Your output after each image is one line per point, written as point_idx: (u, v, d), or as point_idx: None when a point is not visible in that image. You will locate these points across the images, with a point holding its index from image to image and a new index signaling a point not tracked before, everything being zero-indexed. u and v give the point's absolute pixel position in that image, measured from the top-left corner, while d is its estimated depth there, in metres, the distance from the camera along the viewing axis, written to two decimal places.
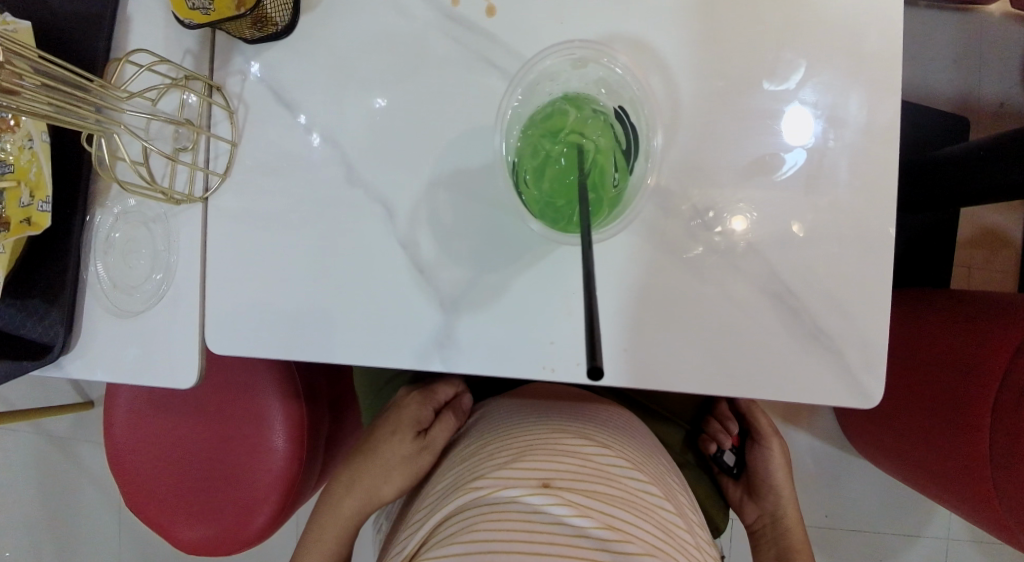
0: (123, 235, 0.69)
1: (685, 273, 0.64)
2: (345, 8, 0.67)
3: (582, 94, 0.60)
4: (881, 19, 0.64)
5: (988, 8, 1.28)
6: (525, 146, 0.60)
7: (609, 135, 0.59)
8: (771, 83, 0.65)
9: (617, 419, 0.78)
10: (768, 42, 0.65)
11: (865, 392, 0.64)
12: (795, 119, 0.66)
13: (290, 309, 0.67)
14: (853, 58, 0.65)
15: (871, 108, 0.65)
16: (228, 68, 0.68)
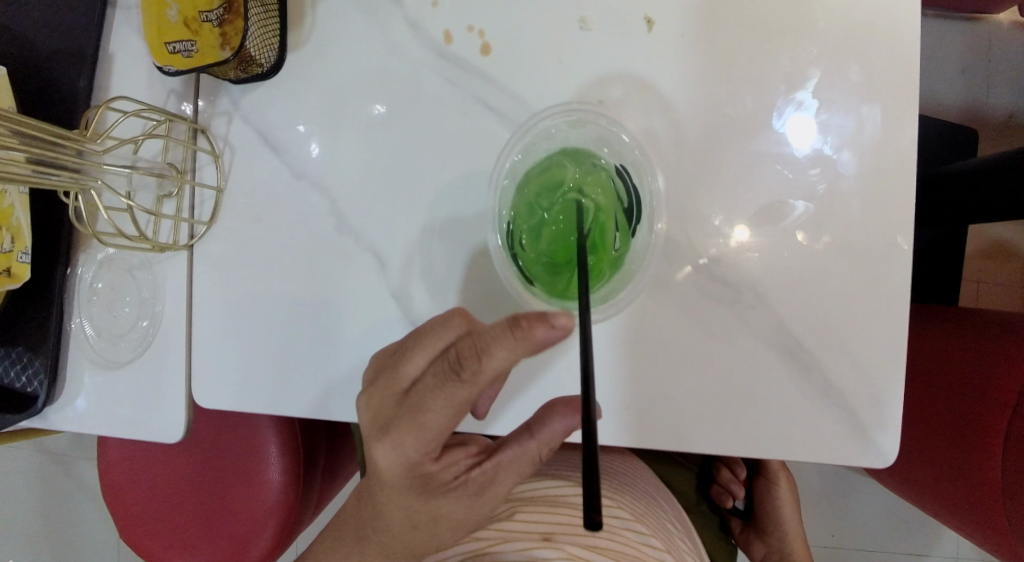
0: (108, 283, 0.66)
1: (689, 326, 0.62)
2: (335, 47, 0.64)
3: (579, 152, 0.63)
4: (896, 57, 0.61)
5: (997, 18, 1.24)
6: (522, 205, 0.62)
7: (608, 195, 0.62)
8: (781, 128, 0.62)
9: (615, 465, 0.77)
10: (777, 83, 0.62)
11: (879, 450, 0.62)
12: (807, 164, 0.63)
13: (282, 362, 0.65)
14: (866, 99, 0.62)
15: (885, 151, 0.62)
16: (214, 109, 0.65)
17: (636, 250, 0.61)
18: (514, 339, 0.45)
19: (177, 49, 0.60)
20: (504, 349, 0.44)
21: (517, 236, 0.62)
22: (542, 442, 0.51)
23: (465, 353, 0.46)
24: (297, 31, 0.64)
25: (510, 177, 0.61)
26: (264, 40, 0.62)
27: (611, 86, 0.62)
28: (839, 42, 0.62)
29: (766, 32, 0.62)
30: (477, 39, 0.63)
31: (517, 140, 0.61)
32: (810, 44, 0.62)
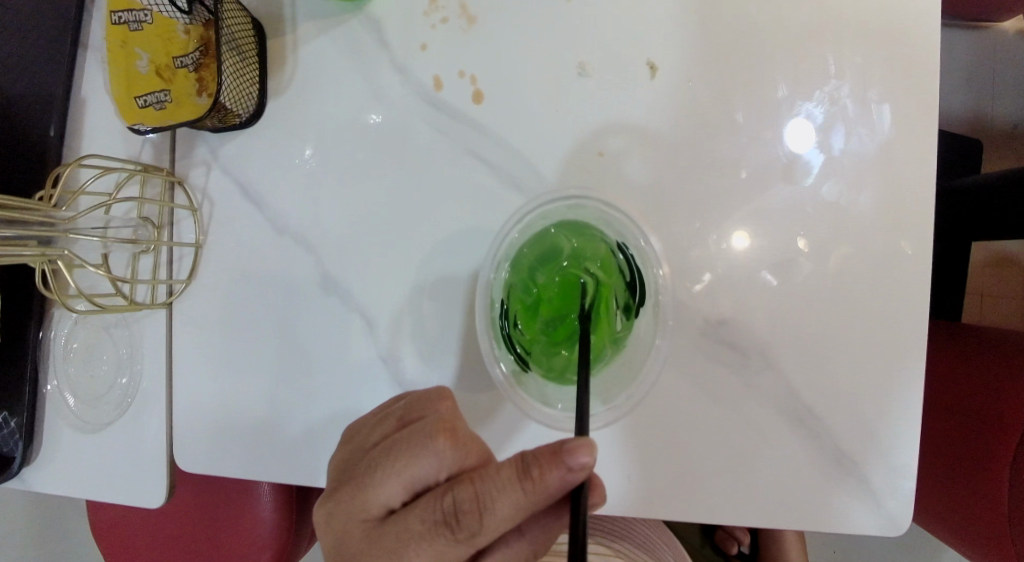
0: (84, 341, 0.63)
1: (692, 390, 0.59)
2: (318, 93, 0.60)
3: (579, 224, 0.55)
4: (909, 106, 0.58)
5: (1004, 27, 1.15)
6: (516, 280, 0.55)
7: (611, 272, 0.55)
8: (790, 180, 0.59)
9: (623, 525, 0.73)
10: (787, 132, 0.58)
11: (891, 519, 0.59)
12: (819, 218, 0.59)
13: (266, 425, 0.62)
14: (880, 149, 0.58)
15: (902, 205, 0.58)
16: (191, 159, 0.62)
17: (640, 339, 0.53)
18: (524, 491, 0.40)
19: (148, 101, 0.56)
20: (511, 506, 0.41)
21: (511, 317, 0.55)
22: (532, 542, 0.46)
23: (465, 508, 0.41)
24: (278, 77, 0.61)
25: (502, 258, 0.53)
26: (242, 90, 0.58)
27: (610, 136, 0.59)
28: (850, 89, 0.58)
29: (773, 79, 0.58)
30: (468, 86, 0.60)
31: (511, 220, 0.52)
32: (819, 91, 0.58)
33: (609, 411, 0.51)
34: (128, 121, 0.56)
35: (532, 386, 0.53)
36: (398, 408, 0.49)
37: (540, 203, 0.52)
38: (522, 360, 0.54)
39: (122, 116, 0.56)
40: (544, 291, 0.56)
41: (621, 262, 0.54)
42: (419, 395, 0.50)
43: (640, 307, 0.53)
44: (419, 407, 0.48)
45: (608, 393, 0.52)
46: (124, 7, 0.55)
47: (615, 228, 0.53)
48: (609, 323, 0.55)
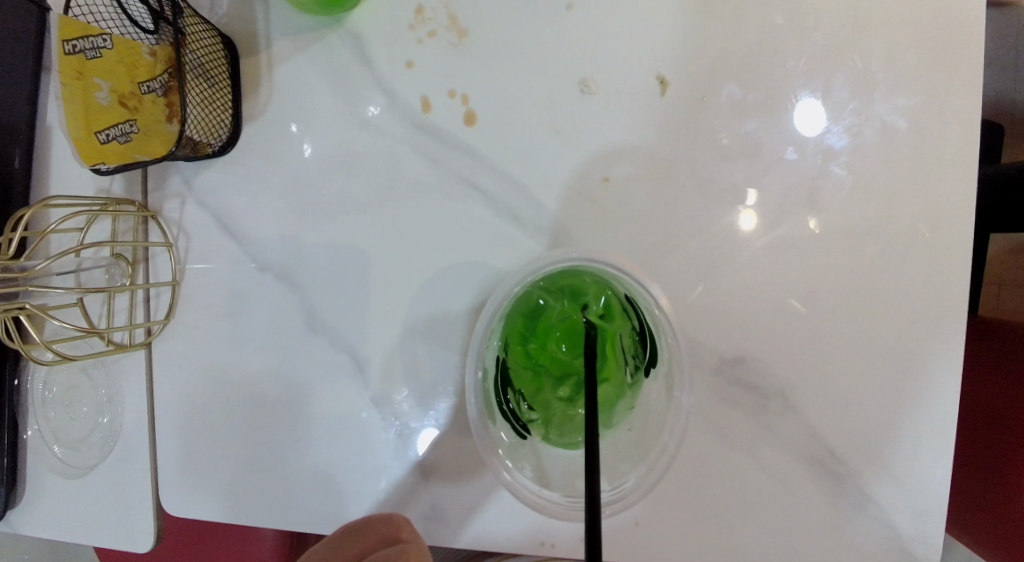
0: (63, 382, 0.61)
1: (706, 433, 0.55)
2: (296, 116, 0.56)
3: (582, 273, 0.50)
4: (943, 122, 0.52)
5: None
6: (514, 337, 0.51)
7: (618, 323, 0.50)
8: (812, 204, 0.53)
9: None
10: (808, 152, 0.53)
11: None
12: (843, 245, 0.54)
13: (251, 472, 0.58)
14: (911, 171, 0.53)
15: (937, 230, 0.53)
16: (164, 191, 0.58)
17: (651, 410, 0.49)
18: None
19: (110, 135, 0.52)
20: None
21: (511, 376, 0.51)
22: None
23: None
24: (252, 99, 0.56)
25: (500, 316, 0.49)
26: (213, 117, 0.54)
27: (615, 160, 0.54)
28: (877, 105, 0.52)
29: (789, 95, 0.53)
30: (459, 106, 0.55)
31: (511, 279, 0.48)
32: (842, 107, 0.53)
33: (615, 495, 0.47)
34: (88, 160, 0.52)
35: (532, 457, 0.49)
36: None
37: (541, 265, 0.48)
38: (521, 427, 0.50)
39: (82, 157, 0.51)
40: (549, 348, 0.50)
41: (629, 315, 0.50)
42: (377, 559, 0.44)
43: (651, 367, 0.49)
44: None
45: (616, 470, 0.48)
46: (76, 33, 0.50)
47: (623, 283, 0.49)
48: (619, 381, 0.50)
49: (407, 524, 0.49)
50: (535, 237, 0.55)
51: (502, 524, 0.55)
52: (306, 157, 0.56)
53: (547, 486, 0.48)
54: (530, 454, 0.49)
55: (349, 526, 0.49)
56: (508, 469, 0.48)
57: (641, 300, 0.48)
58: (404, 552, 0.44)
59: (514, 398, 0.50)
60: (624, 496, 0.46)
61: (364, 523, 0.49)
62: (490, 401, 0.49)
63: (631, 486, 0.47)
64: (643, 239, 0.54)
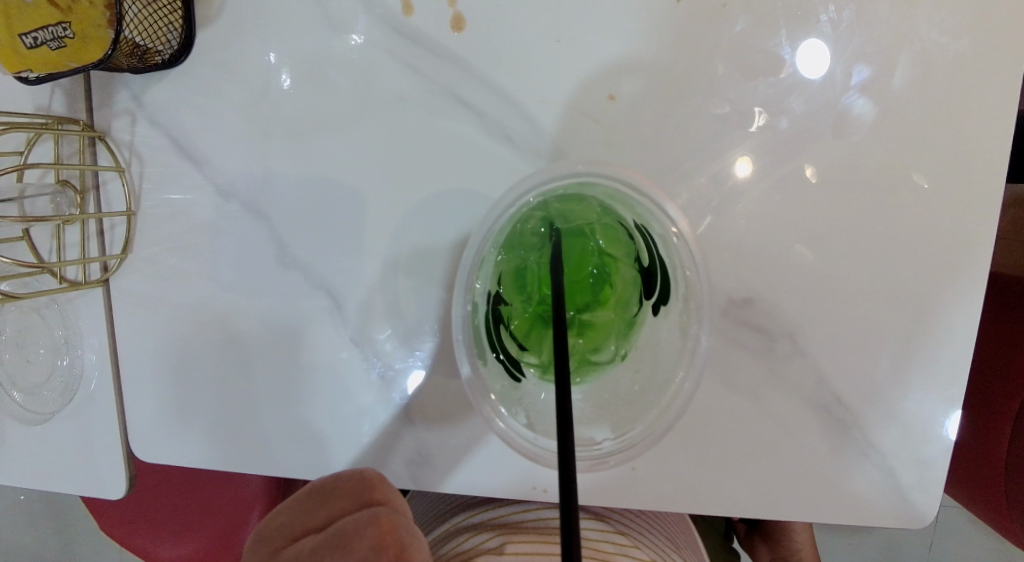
0: (17, 322, 0.56)
1: (708, 376, 0.51)
2: (258, 20, 0.49)
3: (581, 196, 0.45)
4: (990, 40, 0.46)
5: None
6: (506, 265, 0.46)
7: (619, 244, 0.47)
8: (838, 129, 0.48)
9: (670, 524, 0.65)
10: (836, 71, 0.47)
11: (918, 513, 0.51)
12: (867, 175, 0.49)
13: (221, 417, 0.54)
14: (949, 94, 0.47)
15: (969, 161, 0.48)
16: (111, 108, 0.51)
17: (661, 352, 0.45)
18: None
19: (39, 39, 0.45)
20: None
21: (507, 312, 0.46)
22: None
23: None
24: (206, 0, 0.49)
25: (494, 243, 0.45)
26: (156, 19, 0.48)
27: (621, 77, 0.48)
28: (919, 20, 0.46)
29: (819, 4, 0.46)
30: (445, 9, 0.48)
31: (508, 197, 0.43)
32: (878, 20, 0.46)
33: (618, 444, 0.43)
34: (16, 70, 0.46)
35: (527, 401, 0.45)
36: (318, 544, 0.41)
37: (542, 184, 0.43)
38: (514, 368, 0.45)
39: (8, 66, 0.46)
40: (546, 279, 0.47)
41: (637, 244, 0.45)
42: (347, 526, 0.42)
43: (661, 305, 0.45)
44: (341, 547, 0.40)
45: (622, 416, 0.44)
46: None
47: (633, 208, 0.44)
48: (624, 307, 0.46)
49: (381, 481, 0.46)
50: (531, 163, 0.49)
51: (490, 470, 0.51)
52: (284, 86, 0.50)
53: (543, 433, 0.44)
54: (526, 397, 0.45)
55: (318, 484, 0.46)
56: (502, 415, 0.44)
57: (653, 227, 0.44)
58: (376, 520, 0.42)
59: (509, 336, 0.46)
60: (627, 440, 0.43)
61: (336, 483, 0.45)
62: (481, 338, 0.44)
63: (636, 434, 0.43)
64: (649, 166, 0.49)
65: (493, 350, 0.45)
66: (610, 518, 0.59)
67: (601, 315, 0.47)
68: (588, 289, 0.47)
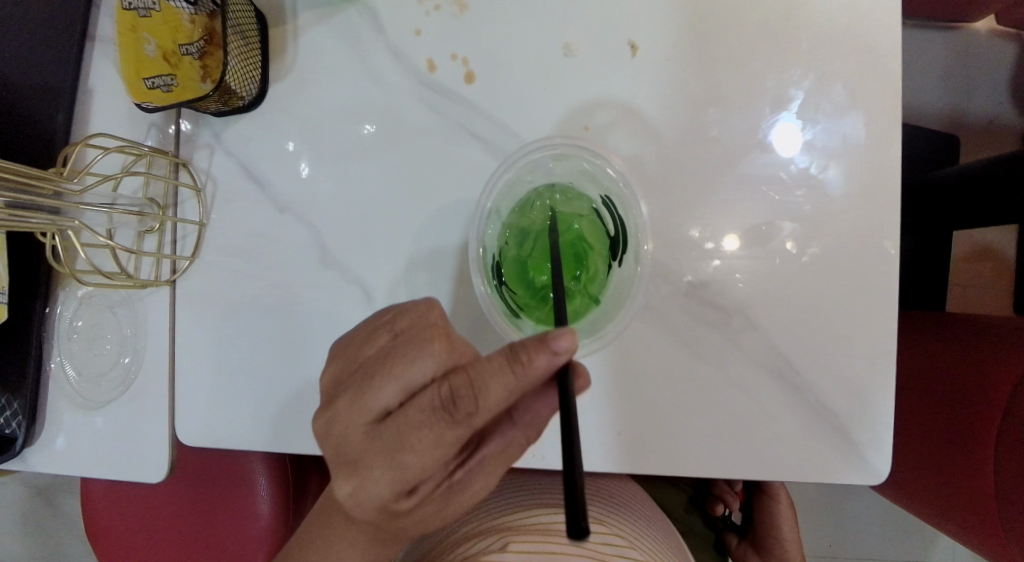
0: (88, 321, 0.65)
1: (680, 351, 0.60)
2: (318, 73, 0.63)
3: (574, 191, 0.60)
4: (883, 77, 0.59)
5: (977, 25, 1.11)
6: (509, 235, 0.60)
7: (596, 230, 0.60)
8: (775, 145, 0.60)
9: (634, 513, 0.81)
10: (765, 101, 0.60)
11: (868, 464, 0.60)
12: (800, 177, 0.60)
13: (266, 395, 0.63)
14: (855, 117, 0.60)
15: (877, 168, 0.60)
16: (195, 143, 0.64)
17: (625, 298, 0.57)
18: (513, 374, 0.40)
19: (155, 84, 0.59)
20: (503, 387, 0.40)
21: (506, 268, 0.59)
22: (525, 428, 0.47)
23: (459, 394, 0.41)
24: (278, 61, 0.63)
25: (496, 216, 0.59)
26: (246, 73, 0.61)
27: (597, 112, 0.61)
28: (826, 62, 0.60)
29: (748, 52, 0.60)
30: (460, 67, 0.62)
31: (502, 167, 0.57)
32: (795, 63, 0.60)
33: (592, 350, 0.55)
34: (138, 98, 0.59)
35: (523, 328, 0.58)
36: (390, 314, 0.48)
37: (532, 157, 0.58)
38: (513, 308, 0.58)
39: (131, 93, 0.59)
40: (538, 249, 0.60)
41: (605, 216, 0.60)
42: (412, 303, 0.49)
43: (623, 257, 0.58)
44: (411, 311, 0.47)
45: (593, 330, 0.57)
46: None
47: (599, 183, 0.59)
48: (594, 272, 0.59)
49: None
50: None
51: None
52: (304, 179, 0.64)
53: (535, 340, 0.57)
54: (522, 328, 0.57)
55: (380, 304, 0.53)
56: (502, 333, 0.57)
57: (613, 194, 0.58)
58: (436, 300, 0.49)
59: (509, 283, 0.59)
60: (596, 345, 0.55)
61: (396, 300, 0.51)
62: (487, 280, 0.58)
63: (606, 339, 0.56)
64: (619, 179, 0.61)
65: (496, 293, 0.58)
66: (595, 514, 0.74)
67: (575, 280, 0.59)
68: (570, 259, 0.59)
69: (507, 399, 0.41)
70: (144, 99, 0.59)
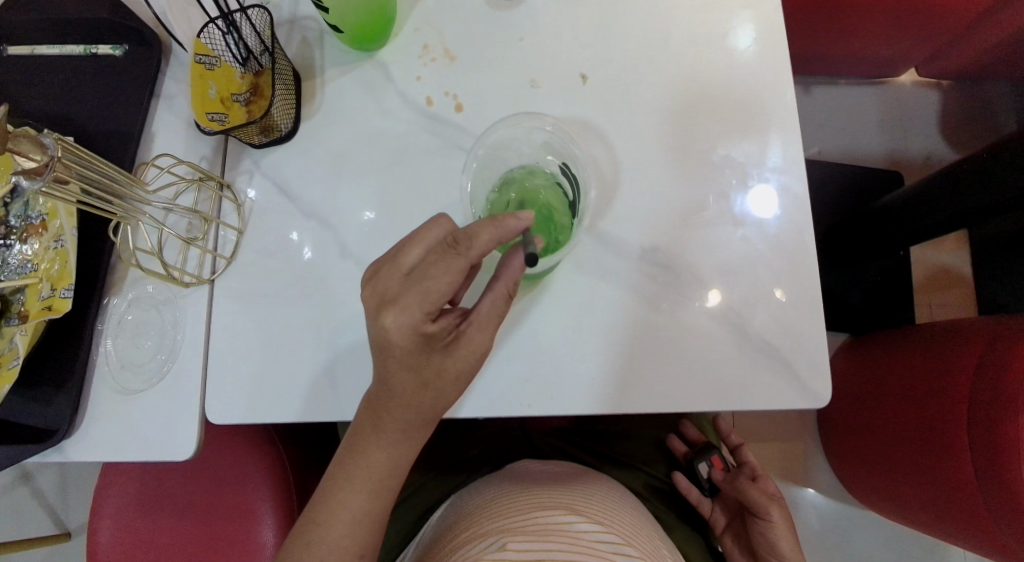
0: (136, 318, 0.74)
1: (645, 306, 0.72)
2: (340, 111, 0.79)
3: (538, 168, 0.78)
4: (782, 86, 0.77)
5: (900, 80, 1.39)
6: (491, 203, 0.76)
7: (556, 193, 0.77)
8: (708, 139, 0.76)
9: (625, 515, 0.77)
10: (695, 107, 0.77)
11: (812, 391, 0.71)
12: (730, 161, 0.75)
13: (293, 371, 0.73)
14: (765, 117, 0.76)
15: (789, 153, 0.76)
16: (237, 169, 0.78)
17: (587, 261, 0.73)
18: (495, 226, 0.64)
19: (215, 117, 0.74)
20: (490, 232, 0.63)
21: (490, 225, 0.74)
22: (506, 279, 0.65)
23: (461, 239, 0.63)
24: (309, 105, 0.80)
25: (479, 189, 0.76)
26: (284, 110, 0.77)
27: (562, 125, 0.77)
28: (737, 78, 0.77)
29: (677, 74, 0.78)
30: (452, 101, 0.79)
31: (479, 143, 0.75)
32: (711, 81, 0.77)
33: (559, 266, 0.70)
34: (201, 125, 0.73)
35: None
36: None
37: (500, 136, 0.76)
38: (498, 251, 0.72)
39: (195, 120, 0.74)
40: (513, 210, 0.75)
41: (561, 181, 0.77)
42: None
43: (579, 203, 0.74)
44: None
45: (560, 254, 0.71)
46: (203, 51, 0.74)
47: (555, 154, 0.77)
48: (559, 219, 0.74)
49: None
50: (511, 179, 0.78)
51: (490, 392, 0.71)
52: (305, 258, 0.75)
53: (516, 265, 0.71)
54: None
55: None
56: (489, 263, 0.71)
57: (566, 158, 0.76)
58: None
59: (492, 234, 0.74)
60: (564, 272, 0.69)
61: None
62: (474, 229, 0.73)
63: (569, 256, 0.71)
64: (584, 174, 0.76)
65: None
66: (586, 514, 0.71)
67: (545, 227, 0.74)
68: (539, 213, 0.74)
69: (491, 239, 0.63)
70: (206, 124, 0.73)
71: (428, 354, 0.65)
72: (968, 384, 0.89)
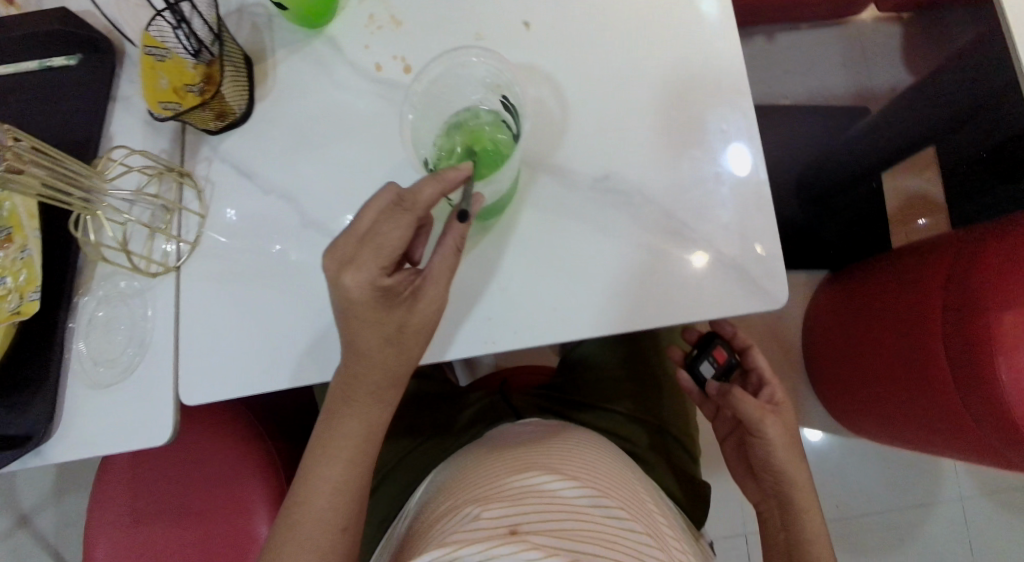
0: (107, 313, 0.74)
1: (608, 235, 0.71)
2: (291, 88, 0.80)
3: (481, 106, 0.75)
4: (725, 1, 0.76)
5: (860, 18, 1.39)
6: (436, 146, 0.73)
7: (501, 128, 0.73)
8: (657, 61, 0.75)
9: (606, 467, 0.66)
10: (640, 32, 0.76)
11: (773, 296, 0.70)
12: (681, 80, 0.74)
13: (265, 344, 0.72)
14: (713, 33, 0.75)
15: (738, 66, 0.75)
16: (196, 157, 0.79)
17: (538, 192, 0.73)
18: (439, 181, 0.61)
19: (168, 106, 0.74)
20: (435, 188, 0.60)
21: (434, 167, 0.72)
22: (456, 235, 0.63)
23: (406, 197, 0.61)
24: (262, 86, 0.80)
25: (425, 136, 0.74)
26: (237, 95, 0.76)
27: None
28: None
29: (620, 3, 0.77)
30: (400, 64, 0.79)
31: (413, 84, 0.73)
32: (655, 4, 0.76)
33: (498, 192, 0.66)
34: (153, 112, 0.75)
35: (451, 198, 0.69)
36: None
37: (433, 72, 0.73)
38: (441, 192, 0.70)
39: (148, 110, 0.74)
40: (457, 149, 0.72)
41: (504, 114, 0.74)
42: None
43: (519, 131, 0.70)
44: None
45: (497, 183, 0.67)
46: (153, 43, 0.75)
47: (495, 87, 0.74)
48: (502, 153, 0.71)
49: None
50: None
51: (459, 334, 0.71)
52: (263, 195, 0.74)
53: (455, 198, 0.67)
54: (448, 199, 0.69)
55: None
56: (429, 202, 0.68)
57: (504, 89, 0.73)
58: None
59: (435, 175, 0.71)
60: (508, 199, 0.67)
61: None
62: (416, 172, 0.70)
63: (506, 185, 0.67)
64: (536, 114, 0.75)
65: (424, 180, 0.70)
66: (562, 470, 0.61)
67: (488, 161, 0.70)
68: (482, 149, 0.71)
69: (437, 191, 0.60)
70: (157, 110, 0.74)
71: (390, 310, 0.64)
72: (939, 292, 0.84)
